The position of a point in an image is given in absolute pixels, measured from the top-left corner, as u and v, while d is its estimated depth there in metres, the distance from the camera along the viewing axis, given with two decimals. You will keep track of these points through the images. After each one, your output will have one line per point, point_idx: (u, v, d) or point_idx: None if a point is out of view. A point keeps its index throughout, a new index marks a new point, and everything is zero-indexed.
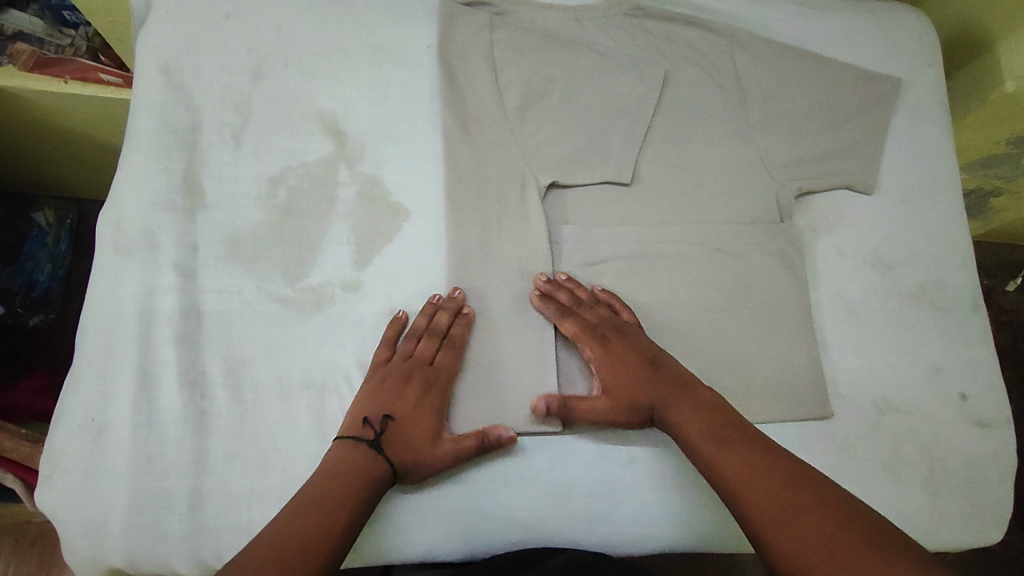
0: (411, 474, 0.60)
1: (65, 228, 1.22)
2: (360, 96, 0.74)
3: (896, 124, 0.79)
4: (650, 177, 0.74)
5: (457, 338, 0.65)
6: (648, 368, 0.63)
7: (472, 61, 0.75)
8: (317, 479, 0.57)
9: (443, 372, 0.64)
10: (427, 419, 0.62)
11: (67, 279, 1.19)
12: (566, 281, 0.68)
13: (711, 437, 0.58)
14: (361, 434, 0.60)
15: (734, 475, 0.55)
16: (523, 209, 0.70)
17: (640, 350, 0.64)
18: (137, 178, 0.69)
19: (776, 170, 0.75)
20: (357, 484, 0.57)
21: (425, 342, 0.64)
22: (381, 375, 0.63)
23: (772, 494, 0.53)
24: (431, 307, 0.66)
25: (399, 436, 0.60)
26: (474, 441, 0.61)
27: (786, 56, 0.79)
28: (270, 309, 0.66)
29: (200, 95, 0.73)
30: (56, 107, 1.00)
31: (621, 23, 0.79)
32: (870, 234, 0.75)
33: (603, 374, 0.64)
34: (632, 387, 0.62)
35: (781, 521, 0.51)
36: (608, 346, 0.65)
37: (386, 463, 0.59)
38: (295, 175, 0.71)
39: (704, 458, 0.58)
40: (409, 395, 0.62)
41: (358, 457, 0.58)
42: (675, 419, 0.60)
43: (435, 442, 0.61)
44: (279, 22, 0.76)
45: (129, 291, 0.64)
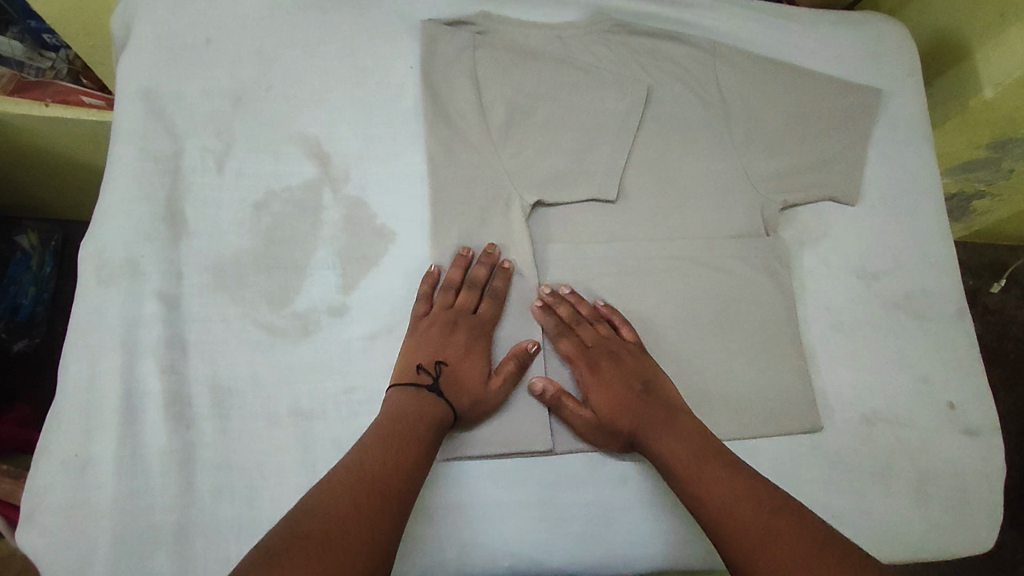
0: (471, 414, 0.63)
1: (49, 250, 1.21)
2: (344, 118, 0.74)
3: (879, 133, 0.80)
4: (636, 193, 0.74)
5: (498, 289, 0.68)
6: (633, 391, 0.65)
7: (453, 81, 0.75)
8: (373, 437, 0.58)
9: (485, 320, 0.68)
10: (475, 362, 0.65)
11: (53, 302, 1.18)
12: (570, 295, 0.69)
13: (692, 462, 0.58)
14: (417, 380, 0.63)
15: (712, 499, 0.55)
16: (509, 230, 0.71)
17: (626, 375, 0.66)
18: (118, 209, 0.68)
19: (760, 183, 0.75)
20: (418, 427, 0.59)
21: (465, 294, 0.68)
22: (428, 325, 0.66)
23: (752, 519, 0.53)
24: (464, 260, 0.69)
25: (453, 379, 0.64)
26: (513, 366, 0.66)
27: (768, 70, 0.79)
28: (256, 336, 0.65)
29: (181, 122, 0.72)
30: (36, 129, 0.99)
31: (604, 40, 0.79)
32: (853, 245, 0.76)
33: (589, 393, 0.66)
34: (614, 409, 0.64)
35: (763, 544, 0.51)
36: (599, 370, 0.67)
37: (446, 407, 0.62)
38: (279, 199, 0.70)
39: (684, 483, 0.58)
40: (455, 341, 0.66)
41: (417, 399, 0.61)
42: (653, 445, 0.61)
43: (483, 386, 0.64)
44: (261, 45, 0.76)
45: (111, 322, 0.64)
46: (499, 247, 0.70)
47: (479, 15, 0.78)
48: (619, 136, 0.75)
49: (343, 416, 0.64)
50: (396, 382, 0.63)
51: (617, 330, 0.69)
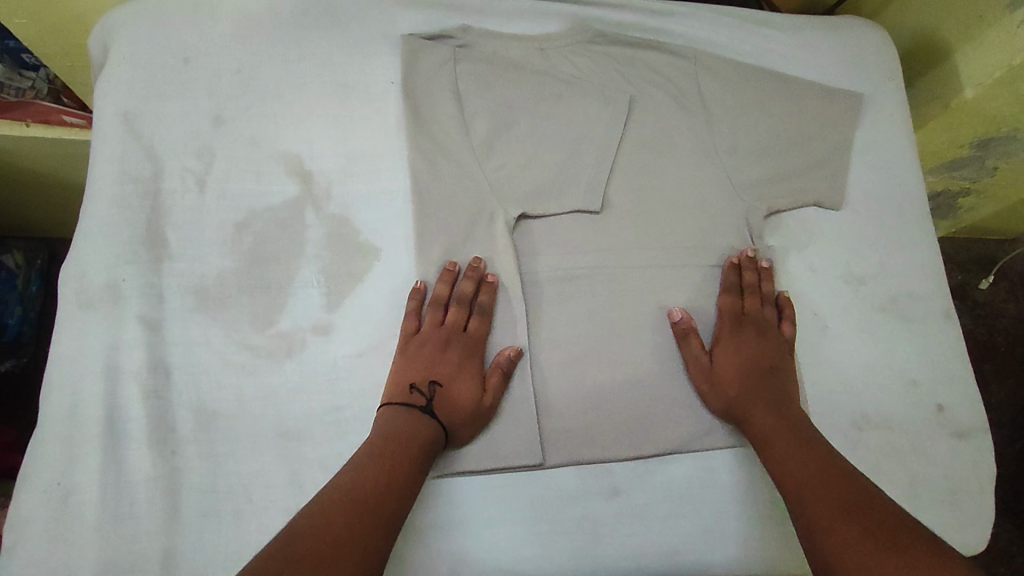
0: (462, 431, 0.63)
1: (35, 269, 1.19)
2: (325, 135, 0.74)
3: (862, 135, 0.79)
4: (620, 203, 0.74)
5: (485, 305, 0.68)
6: (760, 367, 0.68)
7: (435, 96, 0.75)
8: (366, 458, 0.57)
9: (476, 337, 0.67)
10: (468, 379, 0.65)
11: (38, 321, 1.16)
12: (764, 270, 0.72)
13: (790, 443, 0.61)
14: (411, 400, 0.63)
15: (801, 475, 0.59)
16: (493, 244, 0.70)
17: (764, 352, 0.68)
18: (98, 233, 0.67)
19: (744, 190, 0.75)
20: (413, 446, 0.59)
21: (455, 310, 0.67)
22: (419, 345, 0.66)
23: (832, 502, 0.55)
24: (451, 275, 0.68)
25: (446, 399, 0.64)
26: (500, 376, 0.65)
27: (749, 77, 0.80)
28: (241, 358, 0.65)
29: (161, 144, 0.72)
30: (19, 147, 0.98)
31: (587, 50, 0.79)
32: (841, 249, 0.75)
33: (718, 346, 0.69)
34: (735, 370, 0.67)
35: (839, 524, 0.54)
36: (740, 335, 0.69)
37: (439, 427, 0.62)
38: (261, 219, 0.70)
39: (779, 455, 0.61)
40: (446, 360, 0.65)
41: (410, 420, 0.61)
42: (755, 417, 0.64)
43: (477, 402, 0.64)
44: (240, 64, 0.75)
45: (92, 348, 0.63)
46: (484, 260, 0.70)
47: (459, 28, 0.78)
48: (602, 148, 0.75)
49: (331, 436, 0.63)
50: (390, 401, 0.62)
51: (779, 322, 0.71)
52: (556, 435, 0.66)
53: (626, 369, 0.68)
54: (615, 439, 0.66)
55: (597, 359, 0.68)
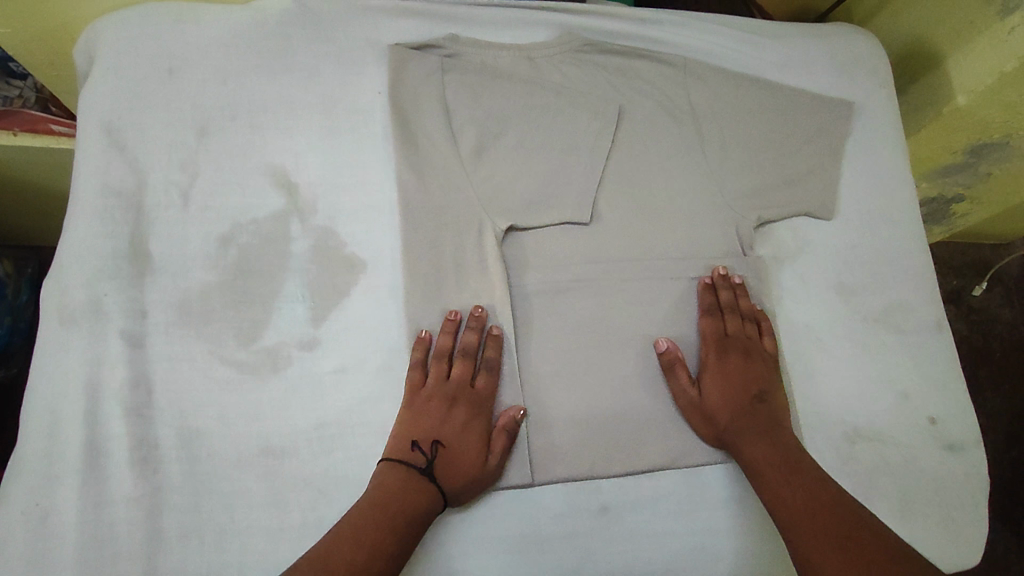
0: (463, 495, 0.61)
1: (25, 278, 1.19)
2: (311, 147, 0.73)
3: (854, 144, 0.79)
4: (609, 214, 0.73)
5: (492, 360, 0.66)
6: (748, 394, 0.66)
7: (422, 108, 0.75)
8: (367, 503, 0.57)
9: (483, 392, 0.65)
10: (475, 439, 0.63)
11: (28, 331, 1.16)
12: (738, 286, 0.71)
13: (780, 474, 0.60)
14: (411, 459, 0.61)
15: (794, 508, 0.58)
16: (481, 256, 0.70)
17: (751, 376, 0.67)
18: (80, 247, 0.66)
19: (734, 200, 0.74)
20: (407, 507, 0.58)
21: (461, 364, 0.65)
22: (423, 399, 0.64)
23: (826, 538, 0.54)
24: (453, 325, 0.66)
25: (448, 461, 0.61)
26: (505, 440, 0.63)
27: (740, 87, 0.79)
28: (224, 374, 0.64)
29: (145, 156, 0.71)
30: (7, 158, 0.97)
31: (576, 59, 0.79)
32: (832, 260, 0.74)
33: (705, 374, 0.68)
34: (722, 399, 0.66)
35: (835, 561, 0.53)
36: (727, 360, 0.68)
37: (437, 492, 0.60)
38: (246, 232, 0.69)
39: (771, 488, 0.60)
40: (452, 418, 0.63)
41: (407, 481, 0.59)
42: (746, 448, 0.63)
43: (481, 466, 0.62)
44: (225, 74, 0.74)
45: (73, 364, 0.62)
46: (488, 311, 0.68)
47: (447, 37, 0.77)
48: (590, 159, 0.75)
49: (316, 453, 0.62)
50: (389, 458, 0.61)
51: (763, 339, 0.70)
52: (545, 451, 0.65)
53: (615, 383, 0.68)
54: (604, 454, 0.65)
55: (586, 373, 0.68)
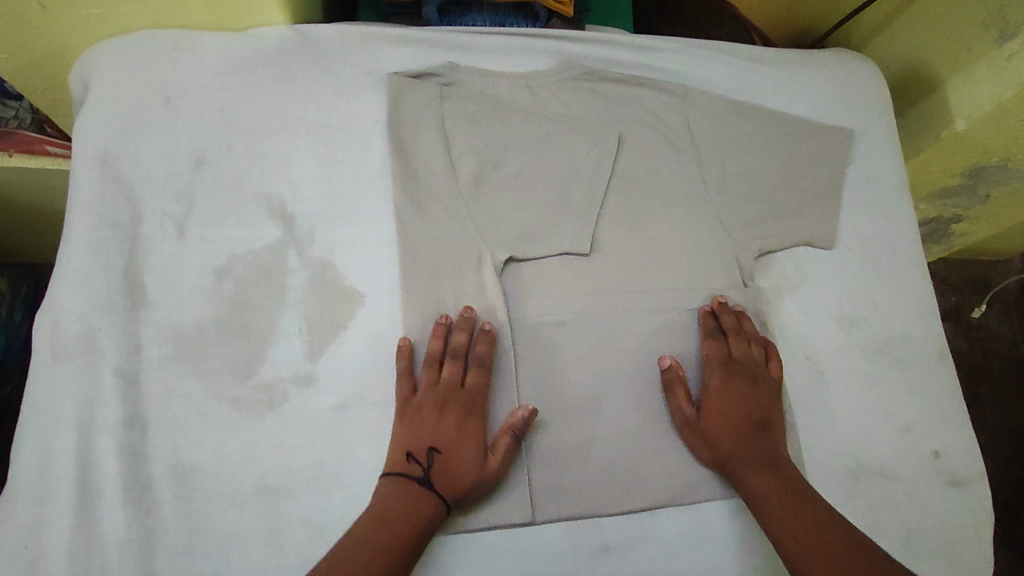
0: (466, 499, 0.62)
1: (19, 298, 1.18)
2: (308, 177, 0.72)
3: (854, 172, 0.78)
4: (609, 244, 0.73)
5: (483, 356, 0.66)
6: (750, 420, 0.66)
7: (421, 137, 0.74)
8: (365, 523, 0.58)
9: (475, 390, 0.65)
10: (471, 441, 0.63)
11: (22, 349, 1.15)
12: (741, 313, 0.71)
13: (785, 507, 0.59)
14: (409, 470, 0.61)
15: (803, 544, 0.57)
16: (480, 288, 0.69)
17: (755, 402, 0.66)
18: (73, 281, 0.66)
19: (734, 230, 0.74)
20: (407, 526, 0.58)
21: (451, 365, 0.65)
22: (416, 407, 0.64)
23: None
24: (443, 330, 0.66)
25: (446, 466, 0.61)
26: (509, 440, 0.63)
27: (738, 115, 0.78)
28: (220, 411, 0.63)
29: (140, 186, 0.70)
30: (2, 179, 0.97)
31: (574, 87, 0.78)
32: (833, 290, 0.74)
33: (706, 398, 0.67)
34: (723, 424, 0.65)
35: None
36: (730, 383, 0.67)
37: (440, 500, 0.60)
38: (242, 264, 0.68)
39: (774, 519, 0.59)
40: (446, 423, 0.63)
41: (408, 495, 0.59)
42: (747, 475, 0.63)
43: (480, 469, 0.62)
44: (222, 103, 0.74)
45: (66, 402, 0.61)
46: (475, 310, 0.68)
47: (446, 66, 0.77)
48: (589, 189, 0.74)
49: (312, 492, 0.61)
50: (390, 473, 0.61)
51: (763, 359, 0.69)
52: (545, 488, 0.64)
53: (615, 418, 0.67)
54: (604, 490, 0.65)
55: (585, 407, 0.67)
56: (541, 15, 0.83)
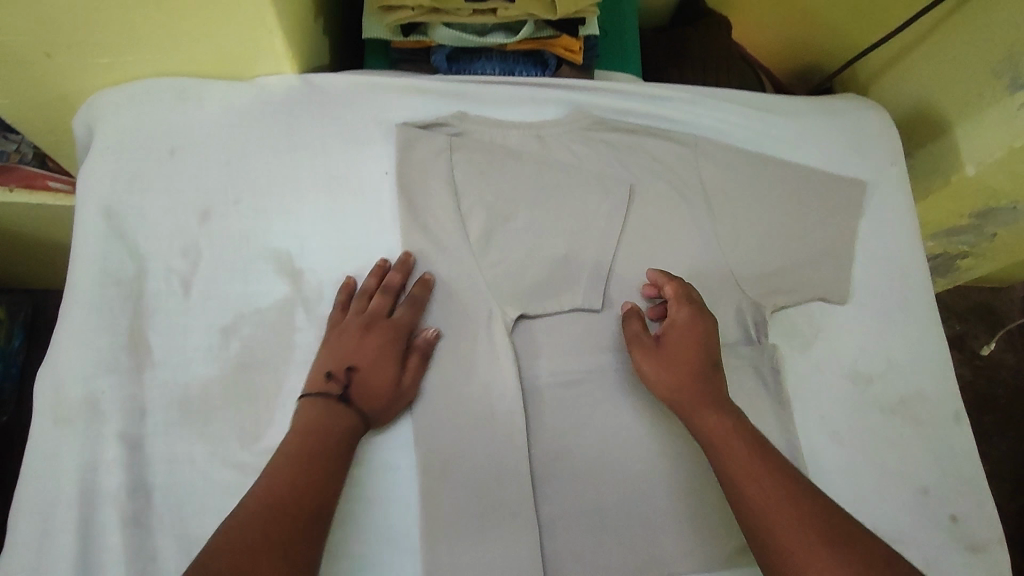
0: (379, 417, 0.63)
1: (18, 323, 1.17)
2: (316, 230, 0.71)
3: (867, 225, 0.78)
4: (621, 301, 0.72)
5: (417, 296, 0.68)
6: (708, 358, 0.65)
7: (430, 189, 0.73)
8: (281, 461, 0.57)
9: (400, 323, 0.67)
10: (389, 364, 0.64)
11: (19, 377, 1.14)
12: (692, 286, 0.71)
13: (747, 454, 0.59)
14: (327, 388, 0.63)
15: (760, 495, 0.56)
16: (491, 346, 0.68)
17: (713, 349, 0.66)
18: (75, 341, 0.64)
19: (748, 284, 0.73)
20: (322, 450, 0.59)
21: (379, 298, 0.67)
22: (340, 330, 0.66)
23: (803, 528, 0.53)
24: (380, 268, 0.69)
25: (362, 385, 0.63)
26: (420, 361, 0.66)
27: (751, 166, 0.78)
28: (226, 476, 0.62)
29: (144, 242, 0.69)
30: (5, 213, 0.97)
31: (585, 137, 0.77)
32: (848, 348, 0.73)
33: (668, 330, 0.67)
34: (679, 356, 0.65)
35: (812, 554, 0.52)
36: (694, 321, 0.66)
37: (353, 416, 0.62)
38: (249, 322, 0.67)
39: (738, 467, 0.58)
40: (367, 346, 0.65)
41: (322, 411, 0.61)
42: (704, 416, 0.62)
43: (393, 388, 0.64)
44: (228, 155, 0.73)
45: (68, 469, 0.60)
46: (416, 256, 0.71)
47: (456, 116, 0.76)
48: (600, 244, 0.73)
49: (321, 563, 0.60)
50: (308, 393, 0.63)
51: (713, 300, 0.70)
52: (558, 556, 0.63)
53: (628, 481, 0.66)
54: (617, 558, 0.64)
55: (598, 470, 0.66)
56: (550, 63, 0.83)
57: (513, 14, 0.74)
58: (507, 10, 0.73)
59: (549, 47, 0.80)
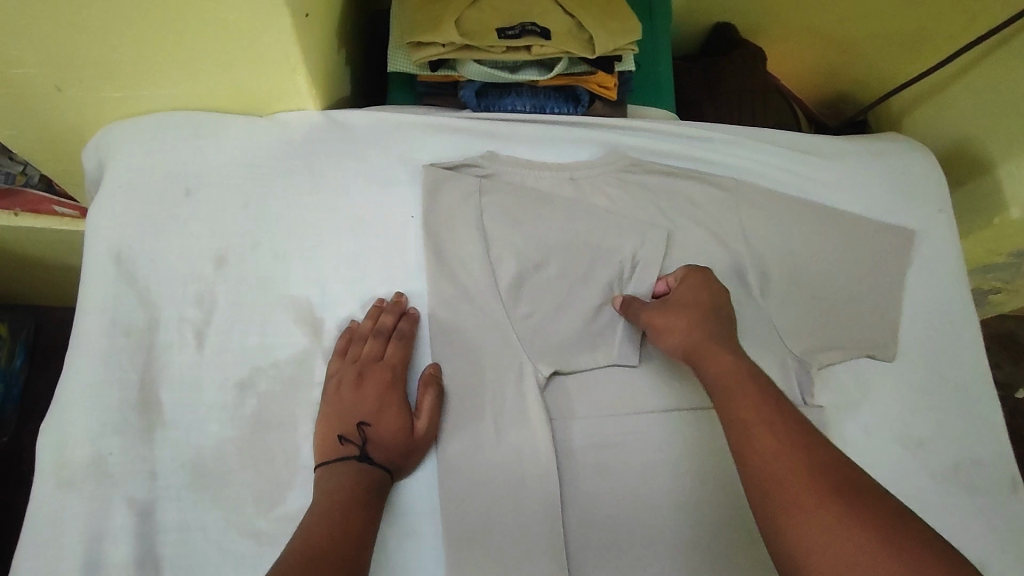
0: (404, 466, 0.60)
1: (19, 342, 1.12)
2: (338, 277, 0.67)
3: (915, 277, 0.74)
4: (657, 356, 0.68)
5: (406, 331, 0.65)
6: (718, 316, 0.62)
7: (458, 235, 0.69)
8: (314, 518, 0.54)
9: (394, 364, 0.63)
10: (396, 410, 0.61)
11: (19, 398, 1.10)
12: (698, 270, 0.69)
13: (754, 400, 0.53)
14: (343, 452, 0.59)
15: (765, 440, 0.50)
16: (522, 405, 0.64)
17: (723, 312, 0.63)
18: (82, 396, 0.61)
19: (792, 341, 0.69)
20: (355, 508, 0.55)
21: (371, 341, 0.63)
22: (336, 384, 0.62)
23: (810, 477, 0.47)
24: (376, 310, 0.65)
25: (378, 438, 0.60)
26: (434, 402, 0.62)
27: (794, 211, 0.74)
28: (241, 547, 0.58)
29: (156, 289, 0.65)
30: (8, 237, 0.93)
31: (619, 180, 0.73)
32: (897, 409, 0.69)
33: (681, 287, 0.65)
34: (688, 312, 0.62)
35: (816, 503, 0.46)
36: (703, 288, 0.64)
37: (378, 471, 0.58)
38: (265, 377, 0.63)
39: (745, 414, 0.53)
40: (366, 395, 0.61)
41: (346, 475, 0.57)
42: (711, 365, 0.58)
43: (409, 432, 0.60)
44: (246, 196, 0.69)
45: (73, 538, 0.56)
46: (407, 295, 0.68)
47: (485, 155, 0.72)
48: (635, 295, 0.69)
49: None
50: (323, 462, 0.59)
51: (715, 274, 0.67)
52: None
53: (668, 554, 0.62)
54: None
55: (636, 541, 0.62)
56: (583, 98, 0.78)
57: (548, 52, 0.70)
58: (542, 46, 0.70)
59: (583, 83, 0.76)
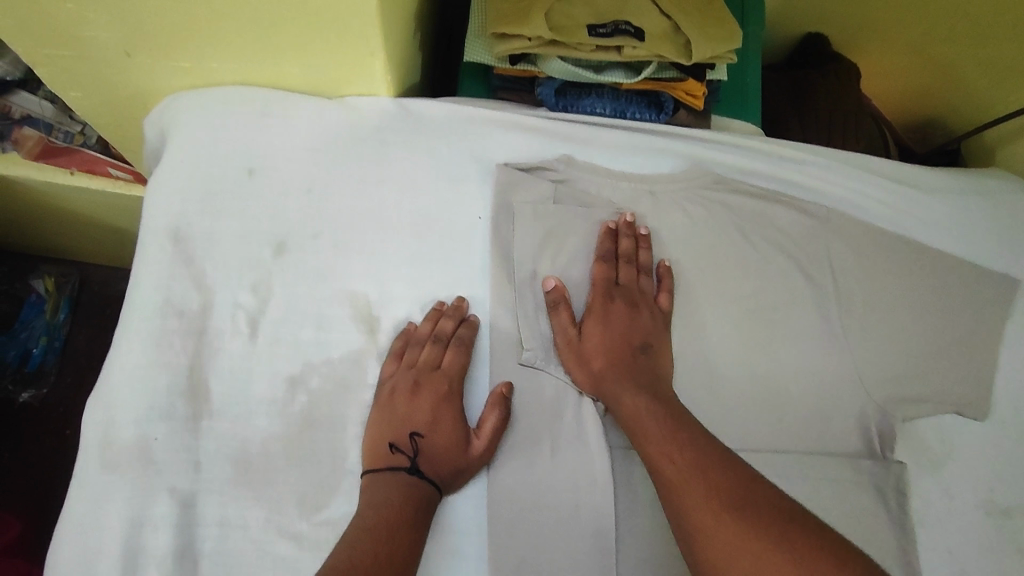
0: (454, 483, 0.57)
1: (64, 296, 1.12)
2: (398, 275, 0.64)
3: (1016, 330, 0.68)
4: (731, 391, 0.63)
5: (465, 340, 0.62)
6: (635, 341, 0.62)
7: (526, 242, 0.65)
8: (360, 531, 0.51)
9: (451, 374, 0.61)
10: (451, 424, 0.58)
11: (61, 350, 1.11)
12: (642, 236, 0.66)
13: (659, 429, 0.55)
14: (392, 462, 0.56)
15: (669, 470, 0.53)
16: (582, 430, 0.60)
17: (637, 328, 0.62)
18: (130, 377, 0.59)
19: (876, 389, 0.64)
20: (402, 524, 0.52)
21: (429, 348, 0.61)
22: (389, 390, 0.60)
23: (703, 503, 0.50)
24: (435, 314, 0.63)
25: (430, 451, 0.57)
26: (494, 420, 0.58)
27: (888, 248, 0.68)
28: (281, 549, 0.55)
29: (212, 271, 0.63)
30: (64, 196, 0.92)
31: (701, 198, 0.69)
32: (979, 472, 0.64)
33: (592, 313, 0.63)
34: (602, 344, 0.61)
35: (719, 528, 0.48)
36: (611, 308, 0.63)
37: (427, 486, 0.56)
38: (317, 374, 0.61)
39: (653, 446, 0.55)
40: (420, 405, 0.59)
41: (394, 486, 0.55)
42: (621, 396, 0.58)
43: (462, 448, 0.57)
44: (309, 181, 0.67)
45: (112, 525, 0.54)
46: (467, 300, 0.64)
47: (562, 159, 0.68)
48: (708, 322, 0.65)
49: None
50: (370, 469, 0.56)
51: (651, 281, 0.66)
52: None
53: None
54: None
55: None
56: (667, 105, 0.74)
57: (639, 54, 0.65)
58: (633, 48, 0.65)
59: (670, 90, 0.71)
